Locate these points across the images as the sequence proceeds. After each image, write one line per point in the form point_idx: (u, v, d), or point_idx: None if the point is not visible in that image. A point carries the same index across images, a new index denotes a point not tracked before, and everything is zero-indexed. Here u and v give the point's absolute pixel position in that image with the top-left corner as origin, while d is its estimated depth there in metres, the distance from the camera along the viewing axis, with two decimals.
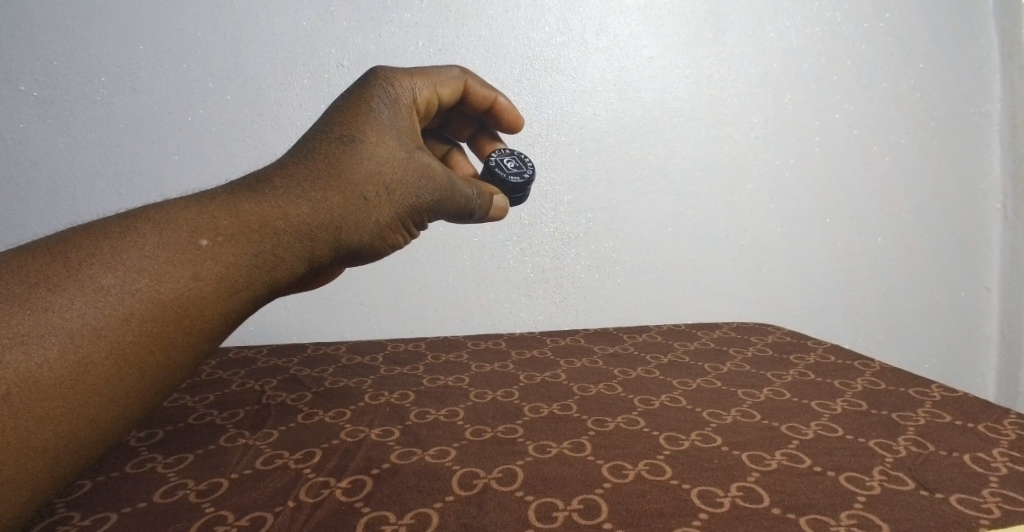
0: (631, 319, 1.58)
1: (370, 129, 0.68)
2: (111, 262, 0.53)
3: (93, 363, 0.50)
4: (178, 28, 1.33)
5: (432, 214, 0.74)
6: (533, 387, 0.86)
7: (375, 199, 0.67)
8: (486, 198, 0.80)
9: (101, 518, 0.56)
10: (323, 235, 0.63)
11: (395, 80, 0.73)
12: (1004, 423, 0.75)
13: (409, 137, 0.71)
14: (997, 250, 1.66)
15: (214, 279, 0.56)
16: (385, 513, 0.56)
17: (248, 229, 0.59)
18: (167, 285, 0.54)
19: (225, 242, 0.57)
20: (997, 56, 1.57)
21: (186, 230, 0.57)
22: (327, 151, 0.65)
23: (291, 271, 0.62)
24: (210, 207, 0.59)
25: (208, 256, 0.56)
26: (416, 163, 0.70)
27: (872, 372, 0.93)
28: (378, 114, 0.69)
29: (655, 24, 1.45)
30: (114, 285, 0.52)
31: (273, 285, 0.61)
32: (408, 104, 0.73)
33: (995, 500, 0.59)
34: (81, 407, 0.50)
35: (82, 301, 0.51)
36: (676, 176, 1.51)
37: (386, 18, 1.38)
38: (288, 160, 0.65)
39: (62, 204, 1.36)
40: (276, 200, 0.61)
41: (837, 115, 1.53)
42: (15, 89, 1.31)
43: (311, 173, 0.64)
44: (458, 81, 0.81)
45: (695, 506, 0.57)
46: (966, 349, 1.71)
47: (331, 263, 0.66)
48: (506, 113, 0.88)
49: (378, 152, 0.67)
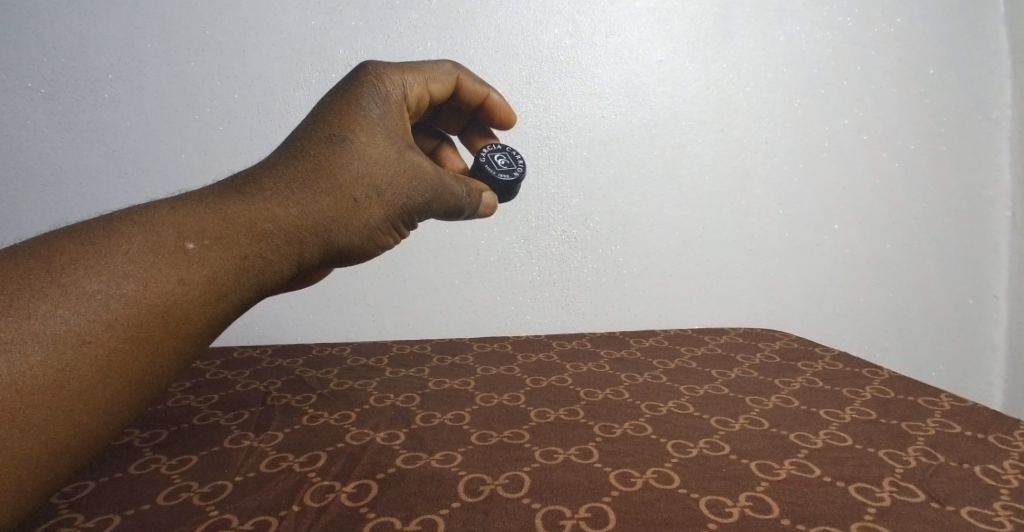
0: (638, 323, 1.58)
1: (361, 128, 0.67)
2: (95, 267, 0.53)
3: (79, 369, 0.51)
4: (185, 24, 1.33)
5: (424, 215, 0.74)
6: (539, 391, 0.86)
7: (365, 200, 0.66)
8: (476, 195, 0.80)
9: (104, 519, 0.56)
10: (312, 238, 0.63)
11: (386, 76, 0.72)
12: (1014, 434, 0.74)
13: (400, 136, 0.70)
14: (1005, 258, 1.64)
15: (201, 283, 0.56)
16: (391, 519, 0.56)
17: (236, 232, 0.59)
18: (153, 290, 0.54)
19: (212, 245, 0.57)
20: (1006, 61, 1.53)
21: (173, 233, 0.57)
22: (317, 152, 0.65)
23: (279, 274, 0.62)
24: (196, 209, 0.59)
25: (195, 260, 0.56)
26: (408, 163, 0.70)
27: (881, 380, 0.92)
28: (369, 112, 0.68)
29: (665, 28, 1.44)
30: (101, 291, 0.52)
31: (261, 287, 0.61)
32: (400, 101, 0.72)
33: (1007, 513, 0.58)
34: (68, 416, 0.50)
35: (69, 308, 0.51)
36: (685, 180, 1.50)
37: (395, 18, 1.38)
38: (277, 159, 0.65)
39: (70, 201, 1.37)
40: (264, 202, 0.61)
41: (846, 121, 1.51)
42: (22, 85, 1.31)
43: (300, 173, 0.64)
44: (450, 77, 0.81)
45: (704, 516, 0.57)
46: (972, 357, 1.69)
47: (320, 264, 0.66)
48: (498, 109, 0.88)
49: (369, 152, 0.67)
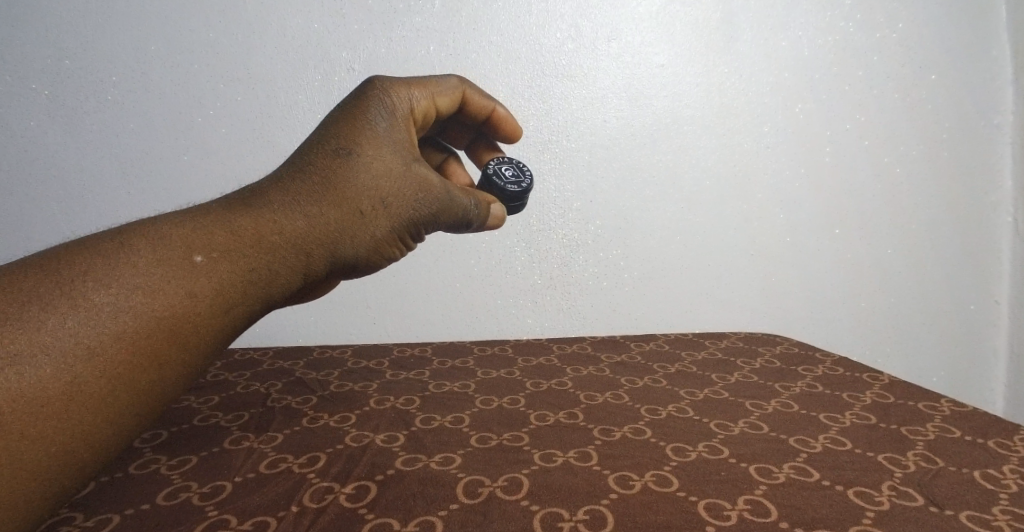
0: (639, 327, 1.58)
1: (367, 141, 0.68)
2: (104, 279, 0.53)
3: (88, 380, 0.51)
4: (191, 28, 1.34)
5: (429, 227, 0.74)
6: (539, 394, 0.86)
7: (371, 212, 0.67)
8: (483, 206, 0.79)
9: (103, 520, 0.56)
10: (319, 249, 0.63)
11: (392, 90, 0.72)
12: (1014, 440, 0.74)
13: (406, 148, 0.70)
14: (1007, 264, 1.63)
15: (209, 294, 0.56)
16: (389, 520, 0.56)
17: (243, 244, 0.60)
18: (161, 302, 0.54)
19: (220, 257, 0.58)
20: (1009, 68, 1.53)
21: (181, 246, 0.57)
22: (323, 166, 0.65)
23: (287, 285, 0.62)
24: (204, 221, 0.59)
25: (204, 272, 0.57)
26: (413, 176, 0.70)
27: (882, 385, 0.91)
28: (375, 126, 0.69)
29: (667, 32, 1.45)
30: (108, 303, 0.53)
31: (268, 298, 0.61)
32: (406, 114, 0.73)
33: (1006, 518, 0.59)
34: (74, 426, 0.50)
35: (77, 319, 0.51)
36: (686, 186, 1.51)
37: (397, 22, 1.38)
38: (284, 172, 0.65)
39: (73, 203, 1.37)
40: (271, 214, 0.62)
41: (848, 126, 1.51)
42: (27, 86, 1.31)
43: (306, 186, 0.64)
44: (455, 91, 0.81)
45: (701, 519, 0.57)
46: (974, 363, 1.69)
47: (327, 276, 0.67)
48: (504, 123, 0.88)
49: (375, 165, 0.67)
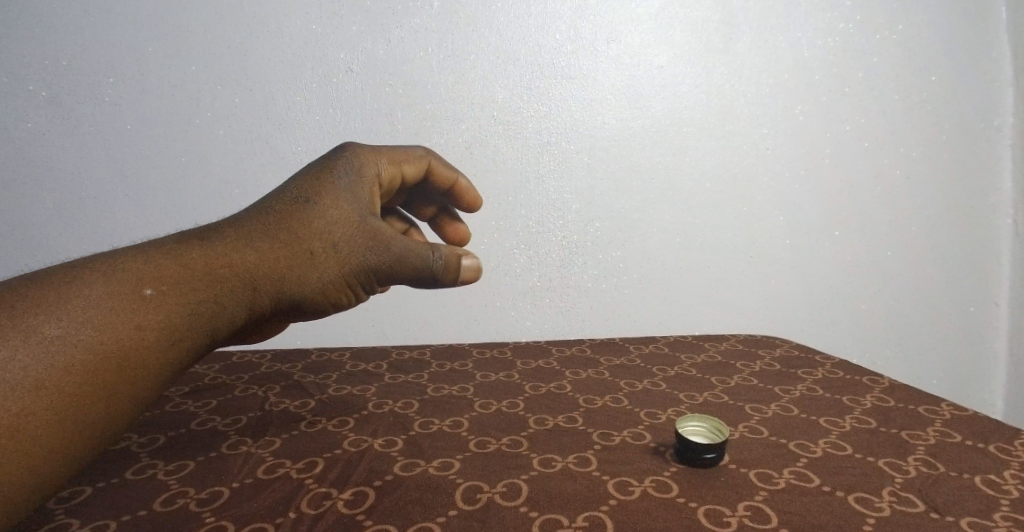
0: (638, 328, 1.57)
1: (327, 192, 0.69)
2: (55, 312, 0.54)
3: (34, 413, 0.51)
4: (189, 29, 1.33)
5: (389, 280, 0.72)
6: (537, 398, 0.86)
7: (323, 255, 0.67)
8: (452, 261, 0.72)
9: (99, 525, 0.56)
10: (266, 285, 0.64)
11: (360, 155, 0.75)
12: (1015, 444, 0.74)
13: (367, 204, 0.71)
14: (1007, 266, 1.63)
15: (156, 330, 0.58)
16: (387, 526, 0.56)
17: (192, 277, 0.61)
18: (110, 337, 0.56)
19: (169, 290, 0.59)
20: (1009, 70, 1.53)
21: (133, 279, 0.59)
22: (280, 209, 0.67)
23: (231, 319, 0.63)
24: (160, 255, 0.61)
25: (151, 305, 0.58)
26: (372, 228, 0.70)
27: (882, 389, 0.91)
28: (337, 180, 0.71)
29: (666, 34, 1.44)
30: (60, 336, 0.54)
31: (212, 333, 0.61)
32: (372, 176, 0.74)
33: (1008, 524, 0.58)
34: (24, 458, 0.50)
35: (27, 351, 0.52)
36: (684, 188, 1.50)
37: (395, 23, 1.38)
38: (244, 213, 0.67)
39: (69, 204, 1.37)
40: (222, 248, 0.63)
41: (848, 127, 1.51)
42: (23, 88, 1.31)
43: (262, 225, 0.66)
44: (421, 162, 0.82)
45: (701, 526, 0.56)
46: (974, 365, 1.69)
47: (274, 314, 0.66)
48: (465, 194, 0.89)
49: (332, 212, 0.68)
